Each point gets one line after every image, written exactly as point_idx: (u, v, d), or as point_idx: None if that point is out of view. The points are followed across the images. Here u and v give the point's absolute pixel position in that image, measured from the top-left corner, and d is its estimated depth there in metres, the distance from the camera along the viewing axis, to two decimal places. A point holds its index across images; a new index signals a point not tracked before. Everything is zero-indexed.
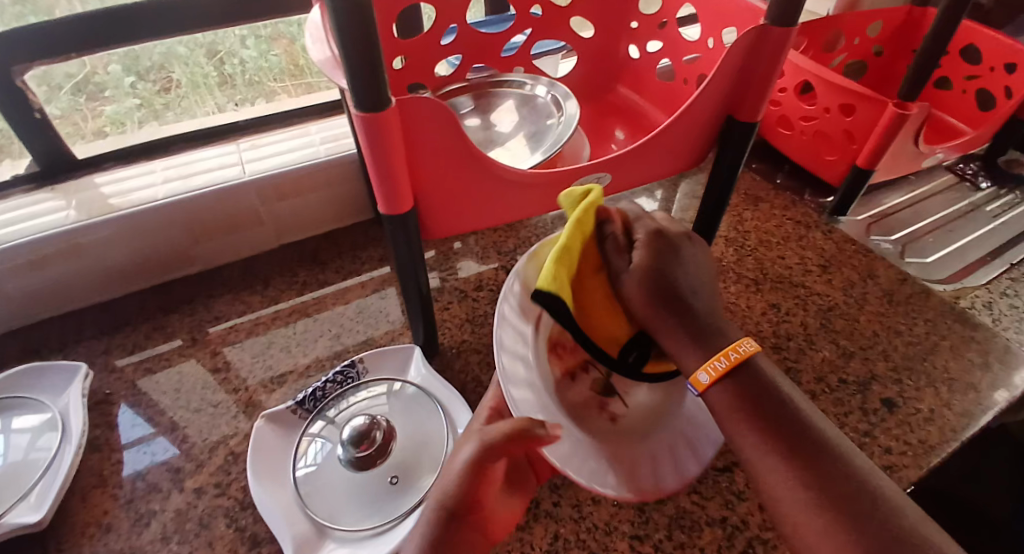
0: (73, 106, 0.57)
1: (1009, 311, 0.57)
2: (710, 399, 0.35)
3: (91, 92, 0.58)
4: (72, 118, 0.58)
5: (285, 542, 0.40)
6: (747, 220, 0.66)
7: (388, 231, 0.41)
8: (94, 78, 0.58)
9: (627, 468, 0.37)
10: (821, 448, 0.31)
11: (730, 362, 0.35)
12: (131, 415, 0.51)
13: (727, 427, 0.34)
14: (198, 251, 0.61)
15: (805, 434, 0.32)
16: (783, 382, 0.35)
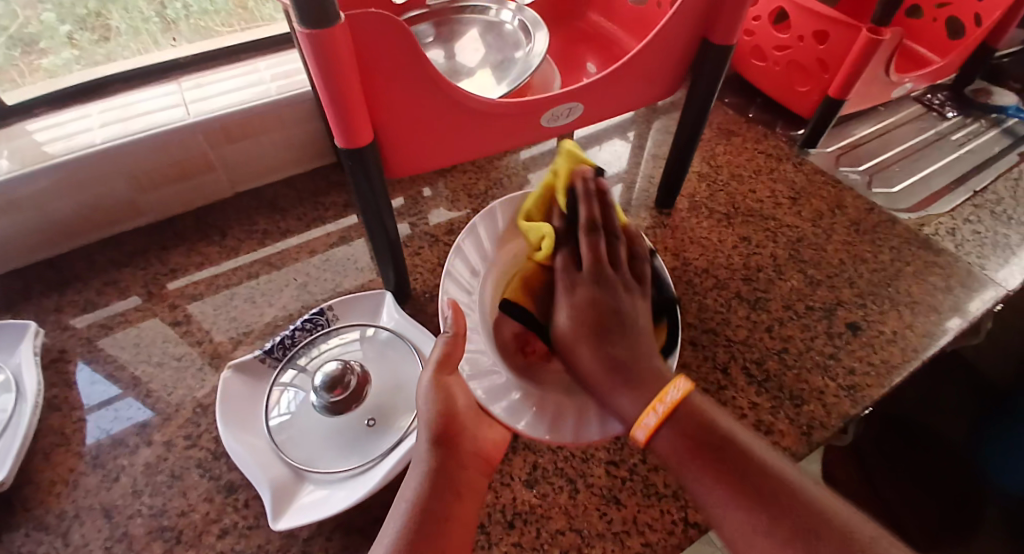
0: (6, 59, 0.54)
1: (971, 236, 0.59)
2: (658, 448, 0.36)
3: (25, 46, 0.55)
4: (8, 74, 0.55)
5: (263, 489, 0.39)
6: (719, 154, 0.65)
7: (347, 167, 0.39)
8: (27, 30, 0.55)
9: (551, 419, 0.40)
10: (763, 478, 0.32)
11: (661, 413, 0.36)
12: (90, 372, 0.49)
13: (683, 474, 0.34)
14: (148, 201, 0.58)
15: (751, 469, 0.32)
16: (722, 419, 0.36)
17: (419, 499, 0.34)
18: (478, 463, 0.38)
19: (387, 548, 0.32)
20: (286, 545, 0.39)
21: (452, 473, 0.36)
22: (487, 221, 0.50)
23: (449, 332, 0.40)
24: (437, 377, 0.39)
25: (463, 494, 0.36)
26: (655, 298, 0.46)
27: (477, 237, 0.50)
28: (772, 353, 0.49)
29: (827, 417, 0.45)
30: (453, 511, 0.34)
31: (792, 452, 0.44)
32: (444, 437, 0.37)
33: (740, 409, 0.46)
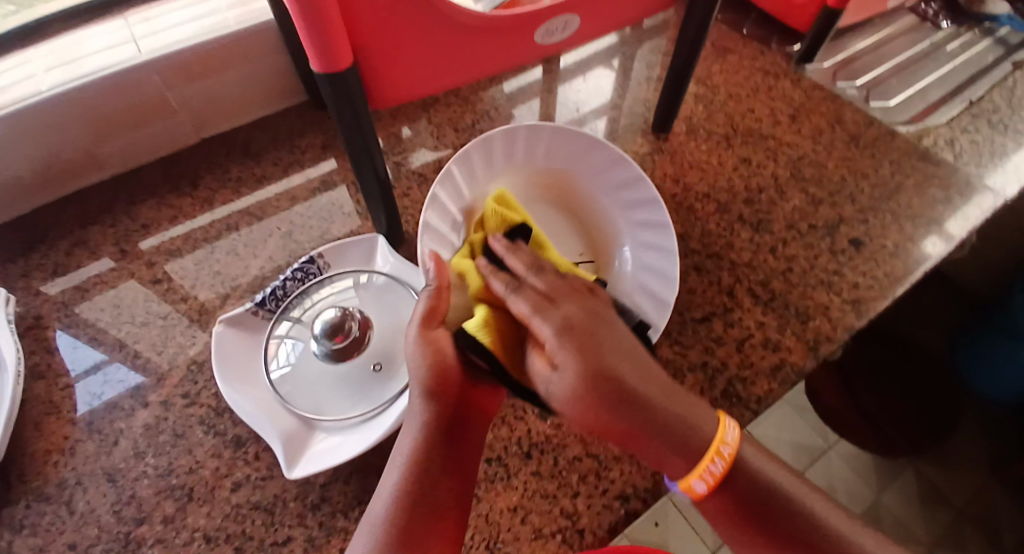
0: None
1: (969, 146, 0.58)
2: (703, 504, 0.30)
3: None
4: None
5: (272, 441, 0.38)
6: (715, 73, 0.62)
7: (329, 96, 0.36)
8: None
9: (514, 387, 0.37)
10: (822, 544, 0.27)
11: (724, 463, 0.28)
12: (70, 337, 0.46)
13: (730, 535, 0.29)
14: (108, 152, 0.53)
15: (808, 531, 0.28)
16: (774, 467, 0.29)
17: (416, 454, 0.32)
18: (477, 412, 0.36)
19: (386, 503, 0.31)
20: (303, 493, 0.38)
21: (452, 427, 0.34)
22: (482, 151, 0.44)
23: (432, 285, 0.36)
24: (424, 332, 0.34)
25: (462, 445, 0.35)
26: (653, 232, 0.44)
27: (470, 170, 0.44)
28: (777, 272, 0.49)
29: (833, 331, 0.46)
30: (453, 465, 0.33)
31: (800, 367, 0.44)
32: (443, 392, 0.34)
33: (747, 329, 0.46)
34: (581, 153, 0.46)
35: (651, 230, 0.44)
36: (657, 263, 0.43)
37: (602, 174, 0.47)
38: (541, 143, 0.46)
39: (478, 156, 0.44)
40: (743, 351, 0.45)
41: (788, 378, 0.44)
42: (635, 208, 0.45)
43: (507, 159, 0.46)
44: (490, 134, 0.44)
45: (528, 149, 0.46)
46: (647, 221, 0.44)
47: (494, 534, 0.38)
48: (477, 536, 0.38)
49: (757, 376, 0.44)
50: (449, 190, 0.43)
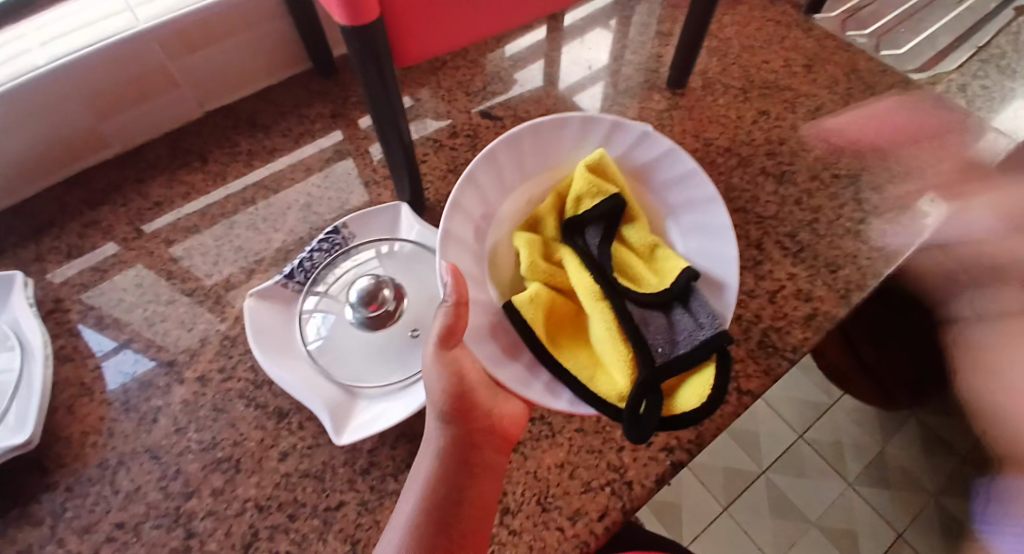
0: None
1: (980, 91, 0.59)
2: None
3: None
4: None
5: (321, 411, 0.38)
6: (728, 25, 0.61)
7: (354, 54, 0.35)
8: None
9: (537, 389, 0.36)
10: None
11: None
12: (95, 319, 0.46)
13: None
14: (112, 128, 0.51)
15: None
16: None
17: (433, 481, 0.33)
18: (496, 441, 0.36)
19: (400, 537, 0.31)
20: (351, 459, 0.38)
21: (467, 454, 0.34)
22: (510, 152, 0.41)
23: (450, 302, 0.35)
24: (442, 352, 0.35)
25: (480, 475, 0.34)
26: (702, 238, 0.41)
27: (496, 171, 0.41)
28: (804, 224, 0.49)
29: (863, 278, 0.46)
30: (469, 497, 0.33)
31: (833, 315, 0.45)
32: (456, 416, 0.35)
33: (779, 281, 0.46)
34: (624, 152, 0.43)
35: (702, 234, 0.41)
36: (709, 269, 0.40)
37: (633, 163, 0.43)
38: (582, 142, 0.43)
39: (504, 158, 0.41)
40: (775, 302, 0.45)
41: (822, 327, 0.44)
42: (686, 211, 0.42)
43: (538, 159, 0.42)
44: (520, 131, 0.41)
45: (564, 148, 0.43)
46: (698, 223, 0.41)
47: (543, 490, 0.38)
48: (527, 492, 0.38)
49: (790, 326, 0.44)
50: (474, 195, 0.40)
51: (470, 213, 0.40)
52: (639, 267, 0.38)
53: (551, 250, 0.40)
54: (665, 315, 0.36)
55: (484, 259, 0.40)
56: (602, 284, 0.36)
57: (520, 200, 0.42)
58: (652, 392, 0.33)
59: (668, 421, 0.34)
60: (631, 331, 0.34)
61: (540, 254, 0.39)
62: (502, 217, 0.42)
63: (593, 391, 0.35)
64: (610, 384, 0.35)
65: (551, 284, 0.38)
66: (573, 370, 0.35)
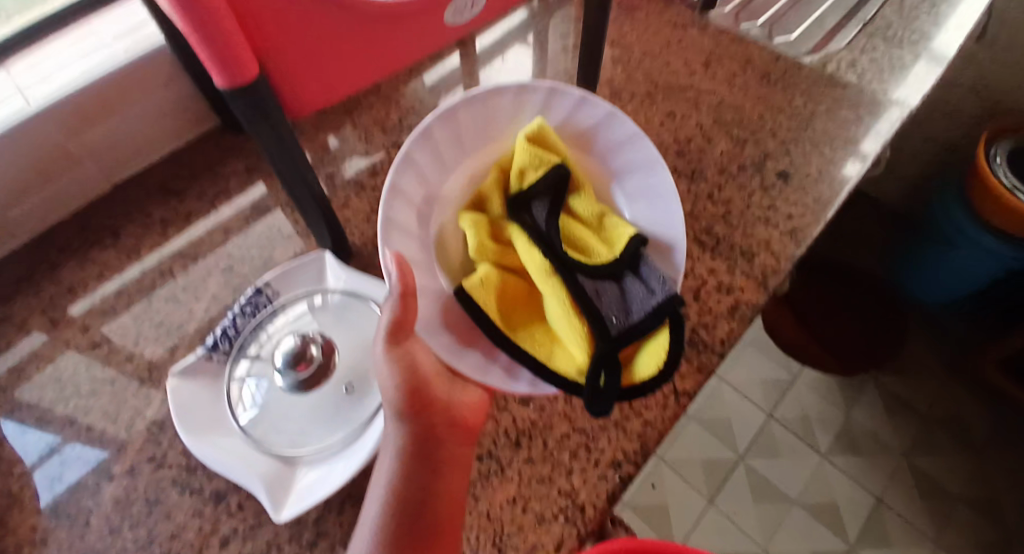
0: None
1: (869, 65, 0.61)
2: None
3: None
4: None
5: (255, 486, 0.37)
6: (627, 33, 0.63)
7: (243, 114, 0.34)
8: None
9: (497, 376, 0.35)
10: None
11: None
12: (13, 423, 0.43)
13: None
14: (9, 220, 0.49)
15: None
16: None
17: (394, 480, 0.33)
18: (456, 433, 0.36)
19: (366, 542, 0.32)
20: (296, 534, 0.37)
21: (426, 452, 0.34)
22: (446, 127, 0.39)
23: (394, 294, 0.32)
24: (391, 347, 0.34)
25: (443, 470, 0.34)
26: (652, 200, 0.40)
27: (433, 150, 0.39)
28: (718, 217, 0.50)
29: (776, 262, 0.48)
30: (434, 493, 0.33)
31: (753, 303, 0.46)
32: (410, 414, 0.35)
33: (699, 277, 0.47)
34: (566, 119, 0.41)
35: (649, 197, 0.40)
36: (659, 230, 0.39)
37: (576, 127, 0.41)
38: (524, 108, 0.41)
39: (440, 135, 0.39)
40: (699, 299, 0.46)
41: (744, 316, 0.46)
42: (634, 173, 0.41)
43: (479, 132, 0.40)
44: (455, 104, 0.38)
45: (504, 117, 0.41)
46: (647, 185, 0.40)
47: (498, 529, 0.38)
48: (480, 532, 0.38)
49: (716, 321, 0.45)
50: (412, 177, 0.38)
51: (410, 197, 0.38)
52: (589, 238, 0.36)
53: (499, 229, 0.38)
54: (616, 284, 0.34)
55: (428, 246, 0.38)
56: (551, 259, 0.34)
57: (463, 179, 0.40)
58: (611, 363, 0.32)
59: (628, 391, 0.32)
60: (582, 302, 0.32)
61: (487, 234, 0.37)
62: (445, 196, 0.39)
63: (551, 369, 0.33)
64: (568, 359, 0.33)
65: (501, 264, 0.36)
66: (529, 351, 0.34)
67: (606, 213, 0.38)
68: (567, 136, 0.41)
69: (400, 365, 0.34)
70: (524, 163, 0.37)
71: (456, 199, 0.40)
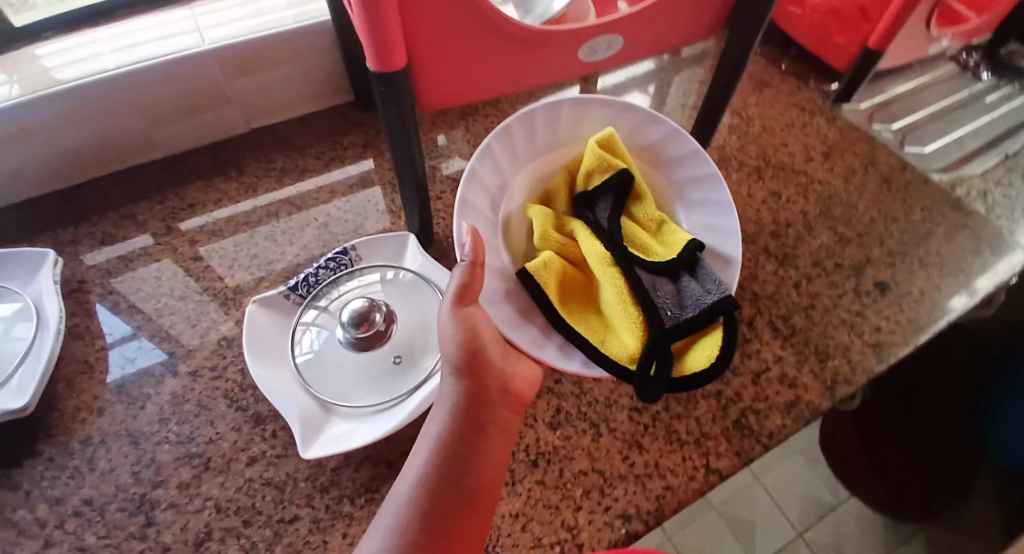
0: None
1: (1001, 199, 0.58)
2: None
3: None
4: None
5: (291, 420, 0.39)
6: (751, 105, 0.63)
7: (379, 94, 0.38)
8: None
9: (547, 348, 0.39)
10: None
11: None
12: (110, 304, 0.49)
13: None
14: (163, 133, 0.56)
15: None
16: None
17: (444, 434, 0.34)
18: (508, 400, 0.37)
19: (411, 485, 0.32)
20: (314, 475, 0.39)
21: (479, 412, 0.35)
22: (522, 126, 0.44)
23: (467, 261, 0.36)
24: (457, 309, 0.37)
25: (491, 432, 0.35)
26: (710, 210, 0.44)
27: (509, 145, 0.44)
28: (799, 308, 0.49)
29: (851, 373, 0.46)
30: (482, 454, 0.34)
31: (815, 405, 0.44)
32: (471, 371, 0.36)
33: (764, 362, 0.46)
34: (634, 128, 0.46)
35: (710, 209, 0.44)
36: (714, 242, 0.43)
37: (637, 138, 0.46)
38: (590, 116, 0.45)
39: (517, 132, 0.44)
40: (758, 384, 0.45)
41: (802, 415, 0.44)
42: (695, 186, 0.45)
43: (550, 135, 0.45)
44: (532, 109, 0.43)
45: (574, 123, 0.45)
46: (704, 198, 0.44)
47: (493, 537, 0.38)
48: None
49: (771, 411, 0.44)
50: (488, 167, 0.43)
51: (484, 182, 0.43)
52: (647, 239, 0.39)
53: (563, 223, 0.42)
54: (672, 282, 0.38)
55: (499, 224, 0.43)
56: (612, 252, 0.38)
57: (533, 172, 0.45)
58: (662, 353, 0.35)
59: (677, 382, 0.36)
60: (639, 292, 0.36)
61: (551, 225, 0.41)
62: (515, 188, 0.44)
63: (604, 353, 0.37)
64: (619, 345, 0.37)
65: (563, 255, 0.40)
66: (584, 333, 0.38)
67: (665, 220, 0.42)
68: (632, 146, 0.46)
69: (463, 328, 0.36)
70: (597, 163, 0.41)
71: (528, 187, 0.45)
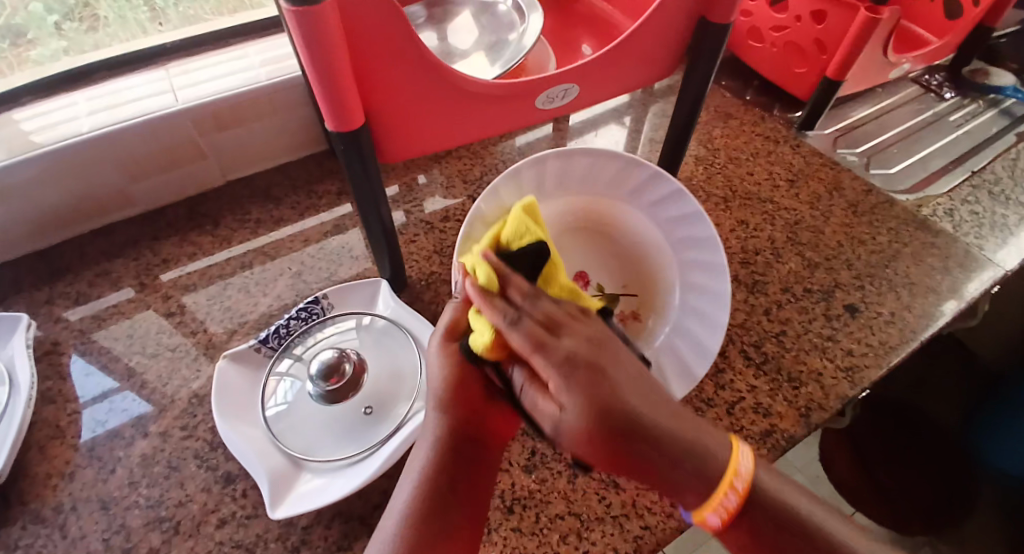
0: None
1: (969, 217, 0.59)
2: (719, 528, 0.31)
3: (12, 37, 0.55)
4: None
5: (260, 478, 0.39)
6: (716, 136, 0.65)
7: (340, 152, 0.39)
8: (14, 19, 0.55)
9: None
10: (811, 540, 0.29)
11: (737, 493, 0.29)
12: (83, 364, 0.49)
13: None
14: (138, 191, 0.57)
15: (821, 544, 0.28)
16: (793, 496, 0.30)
17: (427, 473, 0.34)
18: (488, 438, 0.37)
19: (397, 522, 0.32)
20: (284, 534, 0.39)
21: (462, 452, 0.35)
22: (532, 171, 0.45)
23: (459, 298, 0.37)
24: (444, 344, 0.36)
25: (471, 471, 0.35)
26: (704, 273, 0.44)
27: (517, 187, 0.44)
28: (770, 335, 0.49)
29: (825, 398, 0.45)
30: (461, 488, 0.34)
31: (790, 434, 0.44)
32: (455, 407, 0.35)
33: (738, 392, 0.46)
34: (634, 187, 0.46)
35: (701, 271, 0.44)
36: (701, 303, 0.43)
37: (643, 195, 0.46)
38: (594, 167, 0.46)
39: (526, 176, 0.44)
40: (733, 414, 0.44)
41: (777, 445, 0.43)
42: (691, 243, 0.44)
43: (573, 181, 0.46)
44: (519, 167, 0.43)
45: (580, 173, 0.46)
46: (696, 237, 0.44)
47: None
48: None
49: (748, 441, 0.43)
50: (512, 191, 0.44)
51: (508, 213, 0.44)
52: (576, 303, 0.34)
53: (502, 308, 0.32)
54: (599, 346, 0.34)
55: None
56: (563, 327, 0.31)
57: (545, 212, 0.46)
58: None
59: None
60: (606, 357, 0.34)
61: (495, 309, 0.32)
62: None
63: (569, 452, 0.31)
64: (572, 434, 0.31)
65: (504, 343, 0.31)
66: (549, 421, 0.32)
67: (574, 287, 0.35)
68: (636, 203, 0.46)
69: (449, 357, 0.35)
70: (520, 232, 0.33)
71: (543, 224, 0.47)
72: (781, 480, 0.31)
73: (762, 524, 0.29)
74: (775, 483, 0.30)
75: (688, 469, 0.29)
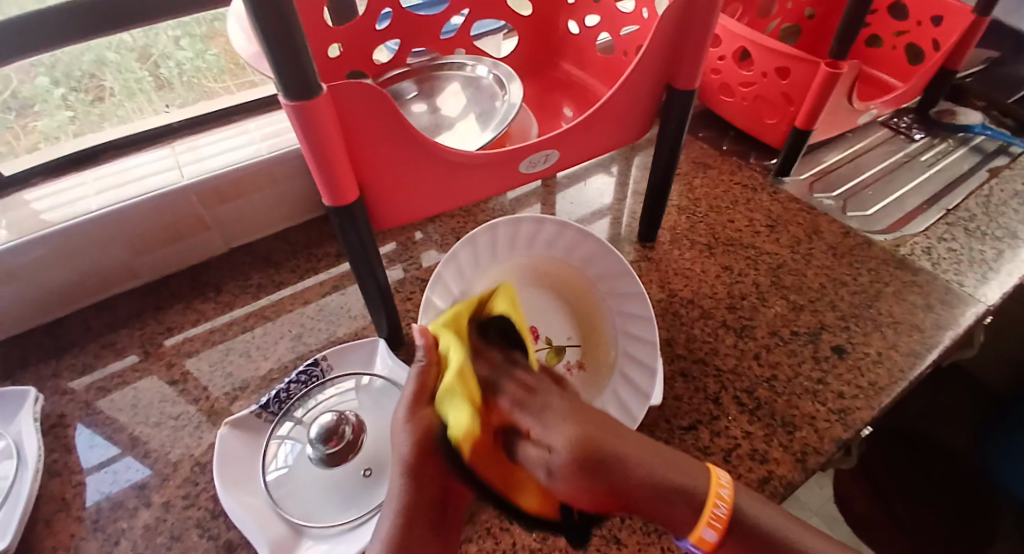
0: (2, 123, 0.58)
1: (946, 254, 0.61)
2: None
3: (19, 109, 0.59)
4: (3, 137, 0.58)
5: (261, 547, 0.40)
6: (697, 186, 0.68)
7: (336, 224, 0.41)
8: (20, 93, 0.59)
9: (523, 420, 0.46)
10: None
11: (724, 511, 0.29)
12: (89, 435, 0.50)
13: None
14: (144, 264, 0.60)
15: None
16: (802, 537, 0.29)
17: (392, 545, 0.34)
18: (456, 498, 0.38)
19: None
20: None
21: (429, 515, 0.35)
22: (469, 250, 0.47)
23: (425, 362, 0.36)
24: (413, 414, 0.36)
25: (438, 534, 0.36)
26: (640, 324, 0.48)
27: (458, 270, 0.46)
28: (761, 380, 0.50)
29: (819, 441, 0.46)
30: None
31: (788, 480, 0.44)
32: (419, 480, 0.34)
33: (733, 439, 0.46)
34: (569, 244, 0.50)
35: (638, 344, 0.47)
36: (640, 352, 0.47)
37: (588, 262, 0.50)
38: (530, 231, 0.49)
39: (483, 242, 0.47)
40: (730, 462, 0.45)
41: (776, 492, 0.43)
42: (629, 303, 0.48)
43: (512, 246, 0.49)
44: (474, 234, 0.46)
45: (532, 238, 0.49)
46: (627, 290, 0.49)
47: None
48: None
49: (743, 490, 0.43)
50: (454, 272, 0.46)
51: (445, 288, 0.45)
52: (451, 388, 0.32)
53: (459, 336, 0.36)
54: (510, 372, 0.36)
55: None
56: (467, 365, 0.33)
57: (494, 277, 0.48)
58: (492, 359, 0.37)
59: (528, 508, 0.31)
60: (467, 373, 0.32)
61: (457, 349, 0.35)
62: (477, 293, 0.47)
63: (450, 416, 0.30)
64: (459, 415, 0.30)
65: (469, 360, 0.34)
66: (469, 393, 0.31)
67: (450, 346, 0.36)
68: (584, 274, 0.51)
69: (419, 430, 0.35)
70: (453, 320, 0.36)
71: None
72: (762, 503, 0.31)
73: (745, 550, 0.29)
74: (758, 510, 0.30)
75: (675, 500, 0.29)
